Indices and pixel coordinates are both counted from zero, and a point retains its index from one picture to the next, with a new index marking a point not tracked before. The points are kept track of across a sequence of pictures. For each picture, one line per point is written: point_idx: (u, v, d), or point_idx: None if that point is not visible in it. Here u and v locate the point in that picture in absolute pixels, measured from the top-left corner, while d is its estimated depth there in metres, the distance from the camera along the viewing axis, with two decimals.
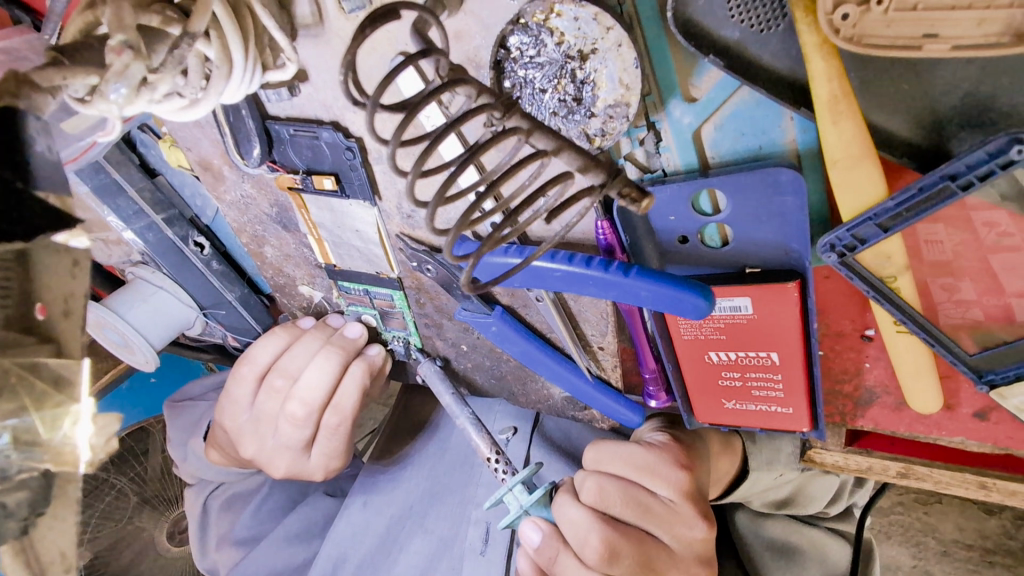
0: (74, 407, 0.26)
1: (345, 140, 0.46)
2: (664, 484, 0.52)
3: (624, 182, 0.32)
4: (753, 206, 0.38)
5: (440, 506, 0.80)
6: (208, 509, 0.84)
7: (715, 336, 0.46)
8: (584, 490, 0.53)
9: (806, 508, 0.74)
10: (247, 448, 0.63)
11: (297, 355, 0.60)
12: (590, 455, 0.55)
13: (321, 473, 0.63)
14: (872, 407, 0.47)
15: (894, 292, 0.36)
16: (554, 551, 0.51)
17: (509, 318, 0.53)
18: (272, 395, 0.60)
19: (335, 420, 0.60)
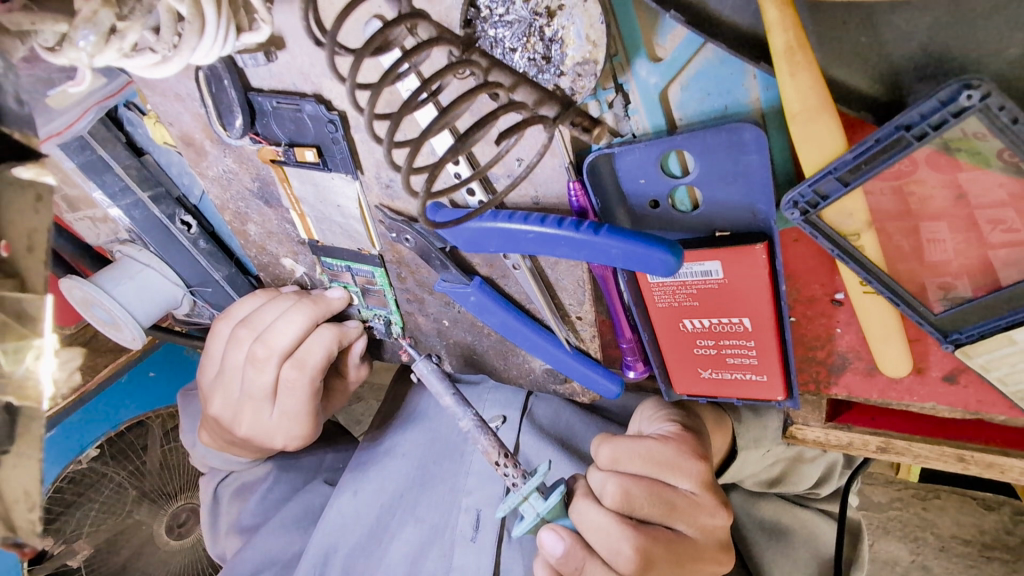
0: (38, 340, 0.26)
1: (327, 113, 0.47)
2: (686, 478, 0.55)
3: (578, 114, 0.37)
4: (721, 166, 0.38)
5: (429, 494, 0.80)
6: (218, 496, 0.85)
7: (688, 303, 0.46)
8: (607, 495, 0.55)
9: (797, 485, 0.76)
10: (215, 401, 0.64)
11: (268, 312, 0.61)
12: (605, 454, 0.58)
13: (280, 437, 0.64)
14: (845, 374, 0.47)
15: (857, 250, 0.37)
16: (579, 561, 0.53)
17: (488, 289, 0.53)
18: (236, 344, 0.61)
19: (295, 374, 0.60)
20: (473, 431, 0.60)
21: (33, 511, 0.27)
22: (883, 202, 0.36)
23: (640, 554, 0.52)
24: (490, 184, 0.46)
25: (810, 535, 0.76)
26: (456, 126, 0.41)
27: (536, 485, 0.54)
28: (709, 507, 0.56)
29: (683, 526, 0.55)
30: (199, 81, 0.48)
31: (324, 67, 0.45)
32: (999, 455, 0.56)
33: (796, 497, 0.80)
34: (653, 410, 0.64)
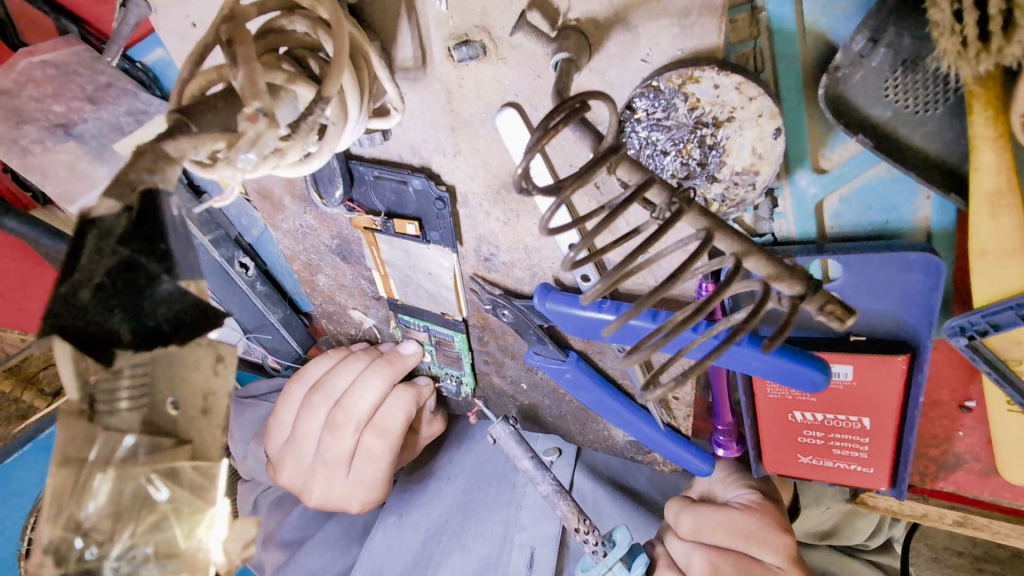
0: (210, 511, 0.29)
1: (436, 189, 0.44)
2: (771, 552, 0.53)
3: (827, 299, 0.29)
4: (873, 278, 0.37)
5: (476, 523, 0.76)
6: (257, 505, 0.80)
7: (804, 396, 0.45)
8: (693, 569, 0.54)
9: (848, 540, 0.74)
10: (286, 471, 0.62)
11: (341, 374, 0.60)
12: (688, 523, 0.57)
13: (357, 502, 0.61)
14: (957, 471, 0.46)
15: (1016, 375, 0.35)
16: None
17: (583, 365, 0.51)
18: (311, 411, 0.60)
19: (378, 439, 0.58)
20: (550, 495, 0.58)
21: None
22: None
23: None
24: (605, 270, 0.43)
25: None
26: (576, 211, 0.40)
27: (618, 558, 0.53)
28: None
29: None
30: None
31: (437, 143, 0.42)
32: None
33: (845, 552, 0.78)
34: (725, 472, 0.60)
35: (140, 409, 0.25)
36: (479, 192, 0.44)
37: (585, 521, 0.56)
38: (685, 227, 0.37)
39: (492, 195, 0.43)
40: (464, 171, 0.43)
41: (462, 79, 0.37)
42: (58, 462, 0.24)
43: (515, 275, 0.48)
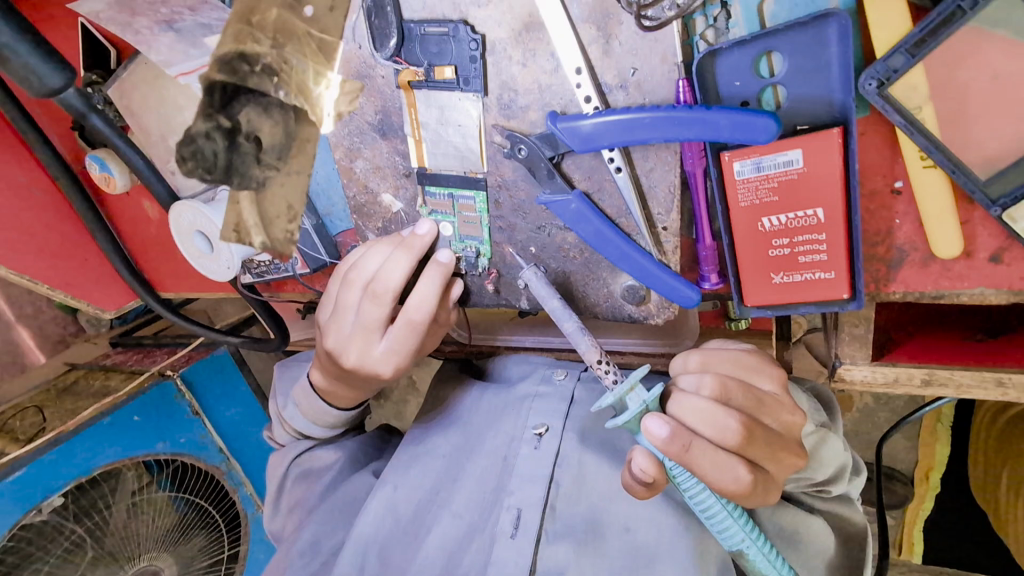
0: None
1: (472, 33, 0.57)
2: (769, 379, 0.71)
3: None
4: (804, 62, 0.49)
5: (465, 491, 0.88)
6: (288, 474, 0.96)
7: (769, 198, 0.54)
8: (706, 387, 0.67)
9: (815, 475, 0.76)
10: (329, 339, 0.71)
11: (375, 256, 0.68)
12: (697, 360, 0.72)
13: (387, 366, 0.68)
14: (903, 268, 0.54)
15: (920, 123, 0.46)
16: (687, 439, 0.62)
17: (587, 201, 0.60)
18: (349, 287, 0.69)
19: (411, 308, 0.66)
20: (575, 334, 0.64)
21: None
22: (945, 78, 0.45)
23: (743, 428, 0.64)
24: (604, 95, 0.55)
25: (812, 532, 0.78)
26: (581, 36, 0.54)
27: (640, 376, 0.63)
28: (788, 406, 0.70)
29: (770, 421, 0.69)
30: (365, 13, 0.59)
31: None
32: None
33: (803, 495, 0.80)
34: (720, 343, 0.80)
35: None
36: (505, 37, 0.57)
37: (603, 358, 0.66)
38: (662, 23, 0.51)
39: (515, 38, 0.56)
40: (494, 19, 0.56)
41: None
42: None
43: (530, 117, 0.59)
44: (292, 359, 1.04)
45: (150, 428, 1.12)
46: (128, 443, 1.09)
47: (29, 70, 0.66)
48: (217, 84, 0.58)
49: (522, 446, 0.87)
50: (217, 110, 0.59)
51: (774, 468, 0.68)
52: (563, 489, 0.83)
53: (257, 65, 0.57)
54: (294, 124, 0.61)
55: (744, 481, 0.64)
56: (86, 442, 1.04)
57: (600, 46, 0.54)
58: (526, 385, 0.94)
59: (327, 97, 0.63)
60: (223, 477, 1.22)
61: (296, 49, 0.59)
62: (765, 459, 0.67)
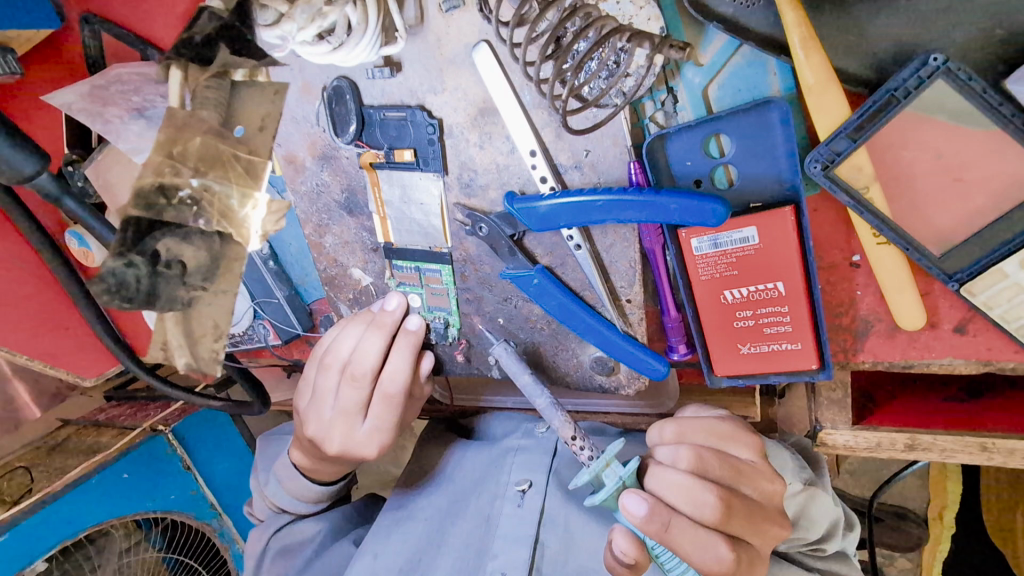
0: (257, 196, 0.44)
1: (429, 118, 0.58)
2: (746, 449, 0.71)
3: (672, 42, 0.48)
4: (752, 144, 0.49)
5: (449, 556, 0.85)
6: (267, 551, 0.89)
7: (729, 272, 0.54)
8: (682, 459, 0.67)
9: (808, 535, 0.75)
10: (309, 428, 0.69)
11: (347, 338, 0.67)
12: (673, 430, 0.72)
13: (372, 447, 0.68)
14: (869, 338, 0.54)
15: (868, 202, 0.46)
16: (664, 517, 0.62)
17: (549, 275, 0.60)
18: (325, 372, 0.68)
19: (390, 385, 0.66)
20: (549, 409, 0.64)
21: (215, 341, 0.43)
22: (893, 161, 0.45)
23: (721, 502, 0.64)
24: (560, 175, 0.56)
25: None
26: (534, 121, 0.55)
27: (617, 454, 0.63)
28: (767, 474, 0.69)
29: (749, 489, 0.68)
30: (325, 101, 0.60)
31: (429, 83, 0.57)
32: (1016, 439, 0.60)
33: (798, 554, 0.79)
34: (695, 409, 0.80)
35: (217, 110, 0.44)
36: (462, 121, 0.57)
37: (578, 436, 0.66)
38: (608, 107, 0.51)
39: (472, 122, 0.57)
40: (450, 104, 0.57)
41: (449, 27, 0.53)
42: (188, 134, 0.43)
43: (489, 196, 0.60)
44: (271, 432, 1.02)
45: (139, 483, 1.11)
46: (115, 503, 1.08)
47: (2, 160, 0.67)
48: (128, 217, 0.41)
49: (506, 504, 0.85)
50: (127, 246, 0.42)
51: (759, 539, 0.68)
52: (549, 549, 0.82)
53: (175, 196, 0.42)
54: (222, 243, 0.43)
55: (726, 561, 0.63)
56: (72, 504, 1.04)
57: (552, 129, 0.54)
58: (510, 439, 0.95)
59: (257, 219, 0.45)
60: (215, 535, 1.22)
61: (220, 177, 0.42)
62: (745, 530, 0.66)
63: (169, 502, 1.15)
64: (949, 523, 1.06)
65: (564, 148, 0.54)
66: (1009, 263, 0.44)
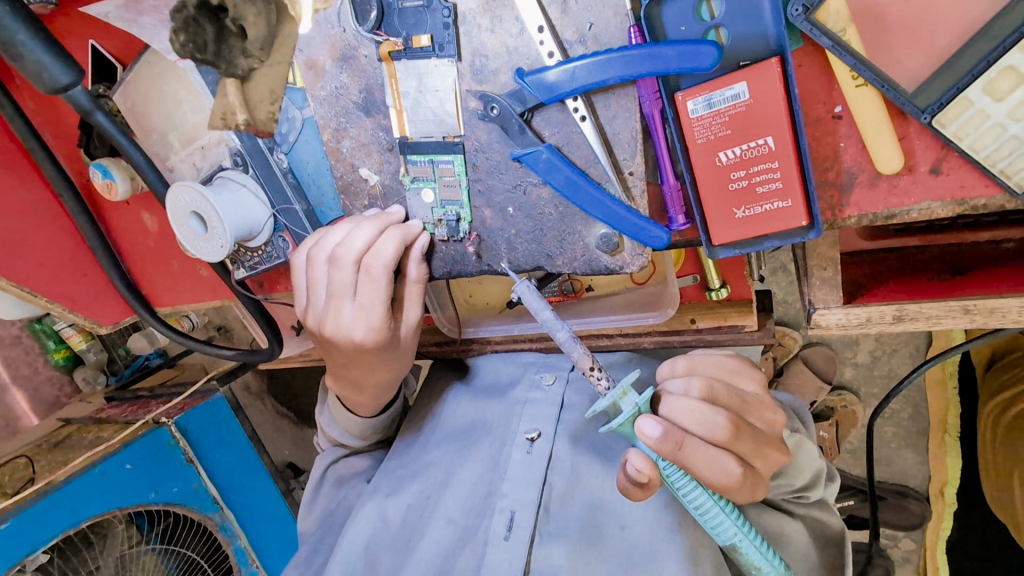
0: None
1: (444, 3, 0.64)
2: (750, 381, 0.76)
3: None
4: (739, 3, 0.54)
5: (456, 496, 0.87)
6: (327, 476, 1.01)
7: (723, 132, 0.59)
8: (693, 388, 0.69)
9: (793, 482, 0.80)
10: (313, 316, 0.75)
11: (337, 231, 0.72)
12: (684, 364, 0.75)
13: (360, 330, 0.71)
14: (854, 190, 0.58)
15: (847, 44, 0.51)
16: (679, 437, 0.64)
17: (556, 151, 0.65)
18: (316, 262, 0.73)
19: (376, 266, 0.69)
20: (566, 342, 0.71)
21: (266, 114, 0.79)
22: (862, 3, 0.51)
23: (731, 424, 0.67)
24: (565, 49, 0.61)
25: (791, 535, 0.81)
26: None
27: (631, 379, 0.64)
28: (770, 405, 0.74)
29: (755, 420, 0.73)
30: None
31: None
32: (996, 298, 0.64)
33: (784, 502, 0.84)
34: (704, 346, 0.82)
35: None
36: (474, 7, 0.63)
37: (597, 365, 0.69)
38: None
39: (483, 8, 0.63)
40: None
41: None
42: None
43: (500, 80, 0.65)
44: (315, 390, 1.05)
45: (137, 475, 1.28)
46: (119, 493, 1.26)
47: (39, 64, 0.70)
48: None
49: (515, 450, 0.86)
50: None
51: (760, 463, 0.71)
52: (556, 491, 0.83)
53: None
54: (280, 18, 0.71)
55: (734, 475, 0.66)
56: (78, 492, 1.20)
57: (557, 3, 0.60)
58: (518, 390, 0.94)
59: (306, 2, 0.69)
60: (217, 527, 1.41)
61: None
62: (753, 456, 0.69)
63: (171, 494, 1.34)
64: (949, 498, 1.28)
65: (567, 22, 0.60)
66: (973, 90, 0.50)
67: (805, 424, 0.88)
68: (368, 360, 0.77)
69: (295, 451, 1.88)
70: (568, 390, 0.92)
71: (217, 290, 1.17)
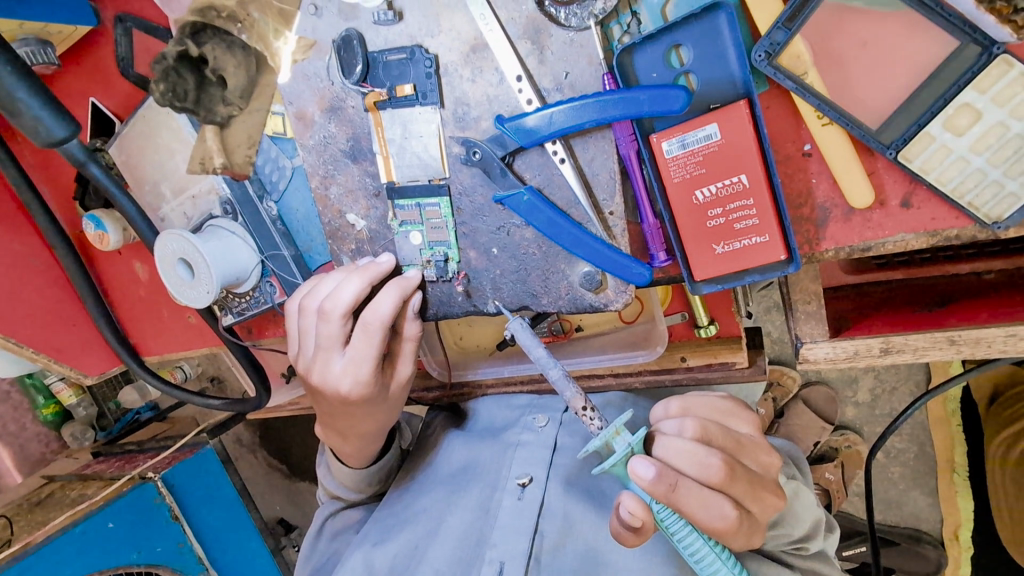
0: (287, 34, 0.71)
1: (426, 54, 0.66)
2: (745, 423, 0.74)
3: None
4: (706, 51, 0.57)
5: (443, 545, 0.83)
6: (323, 528, 0.97)
7: (698, 171, 0.60)
8: (687, 429, 0.68)
9: (792, 531, 0.77)
10: (303, 363, 0.74)
11: (329, 282, 0.72)
12: (677, 405, 0.74)
13: (347, 382, 0.70)
14: (830, 225, 0.59)
15: (810, 86, 0.54)
16: (673, 479, 0.61)
17: (538, 194, 0.66)
18: (307, 313, 0.72)
19: (370, 321, 0.69)
20: (560, 380, 0.70)
21: (245, 159, 0.81)
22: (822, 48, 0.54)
23: (725, 465, 0.64)
24: (543, 97, 0.64)
25: None
26: (518, 49, 0.63)
27: (624, 419, 0.62)
28: (765, 448, 0.72)
29: (749, 462, 0.71)
30: (334, 48, 0.69)
31: (427, 28, 0.66)
32: (981, 328, 0.64)
33: (782, 554, 0.80)
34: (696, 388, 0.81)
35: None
36: (456, 59, 0.66)
37: (590, 406, 0.68)
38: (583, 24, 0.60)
39: (464, 59, 0.66)
40: (445, 45, 0.66)
41: None
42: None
43: (482, 127, 0.67)
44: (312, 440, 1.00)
45: (118, 534, 1.24)
46: (98, 553, 1.21)
47: (37, 120, 0.72)
48: (189, 21, 0.72)
49: (505, 497, 0.83)
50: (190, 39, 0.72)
51: (756, 507, 0.68)
52: (548, 540, 0.80)
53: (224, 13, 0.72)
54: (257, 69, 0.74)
55: (730, 518, 0.64)
56: (59, 552, 1.16)
57: (534, 54, 0.63)
58: (509, 434, 0.91)
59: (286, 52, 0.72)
60: None
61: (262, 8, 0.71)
62: (743, 496, 0.67)
63: (154, 555, 1.29)
64: (965, 544, 1.24)
65: (544, 71, 0.63)
66: (933, 126, 0.52)
67: (802, 472, 0.86)
68: (354, 411, 0.75)
69: (284, 504, 1.81)
70: (561, 432, 0.89)
71: (205, 336, 1.16)
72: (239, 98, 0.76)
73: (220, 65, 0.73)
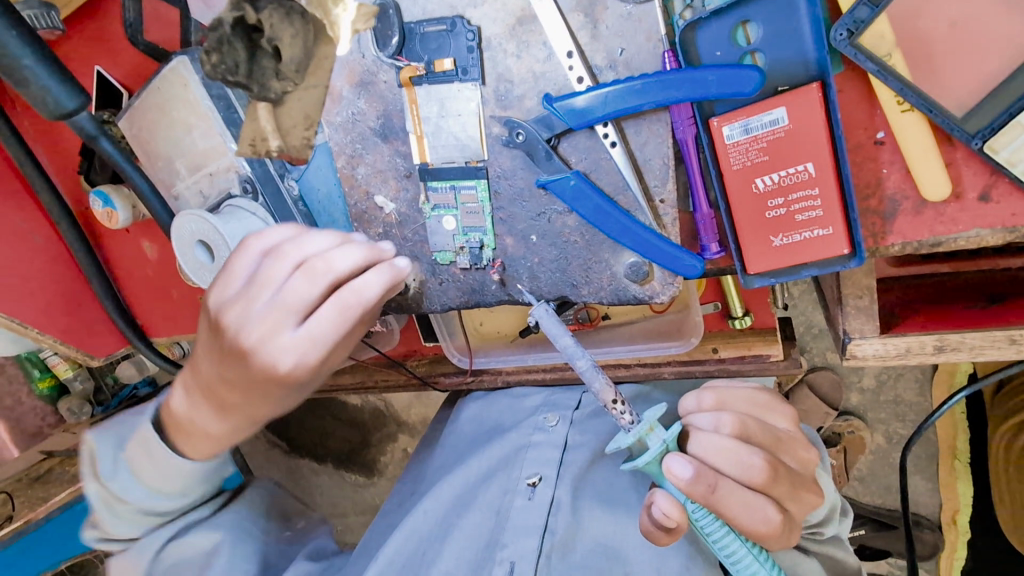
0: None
1: (468, 26, 0.62)
2: (781, 418, 0.72)
3: None
4: (778, 28, 0.53)
5: (451, 544, 0.81)
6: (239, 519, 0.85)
7: (760, 158, 0.57)
8: (725, 425, 0.65)
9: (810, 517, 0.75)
10: (230, 314, 0.58)
11: (320, 238, 0.60)
12: (712, 398, 0.71)
13: (287, 358, 0.57)
14: (898, 218, 0.56)
15: (892, 69, 0.51)
16: (712, 478, 0.59)
17: (585, 179, 0.63)
18: (276, 260, 0.58)
19: (350, 298, 0.58)
20: (586, 370, 0.65)
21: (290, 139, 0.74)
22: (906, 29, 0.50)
23: (768, 465, 0.62)
24: (595, 75, 0.59)
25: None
26: (569, 23, 0.59)
27: (659, 415, 0.60)
28: (803, 444, 0.71)
29: (790, 462, 0.69)
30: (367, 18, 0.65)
31: None
32: None
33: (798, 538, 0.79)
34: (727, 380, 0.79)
35: None
36: (500, 32, 0.62)
37: (619, 399, 0.63)
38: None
39: (509, 32, 0.61)
40: (489, 16, 0.62)
41: None
42: None
43: (526, 106, 0.63)
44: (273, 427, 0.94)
45: None
46: None
47: (43, 88, 0.67)
48: None
49: (516, 497, 0.81)
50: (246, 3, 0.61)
51: (795, 506, 0.66)
52: (558, 538, 0.77)
53: None
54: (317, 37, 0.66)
55: (773, 521, 0.62)
56: None
57: (587, 28, 0.58)
58: (519, 433, 0.90)
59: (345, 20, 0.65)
60: None
61: None
62: (785, 496, 0.65)
63: None
64: (964, 526, 1.19)
65: (597, 47, 0.58)
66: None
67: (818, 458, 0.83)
68: (276, 394, 0.61)
69: None
70: (572, 431, 0.88)
71: None
72: (295, 73, 0.67)
73: (277, 37, 0.63)
